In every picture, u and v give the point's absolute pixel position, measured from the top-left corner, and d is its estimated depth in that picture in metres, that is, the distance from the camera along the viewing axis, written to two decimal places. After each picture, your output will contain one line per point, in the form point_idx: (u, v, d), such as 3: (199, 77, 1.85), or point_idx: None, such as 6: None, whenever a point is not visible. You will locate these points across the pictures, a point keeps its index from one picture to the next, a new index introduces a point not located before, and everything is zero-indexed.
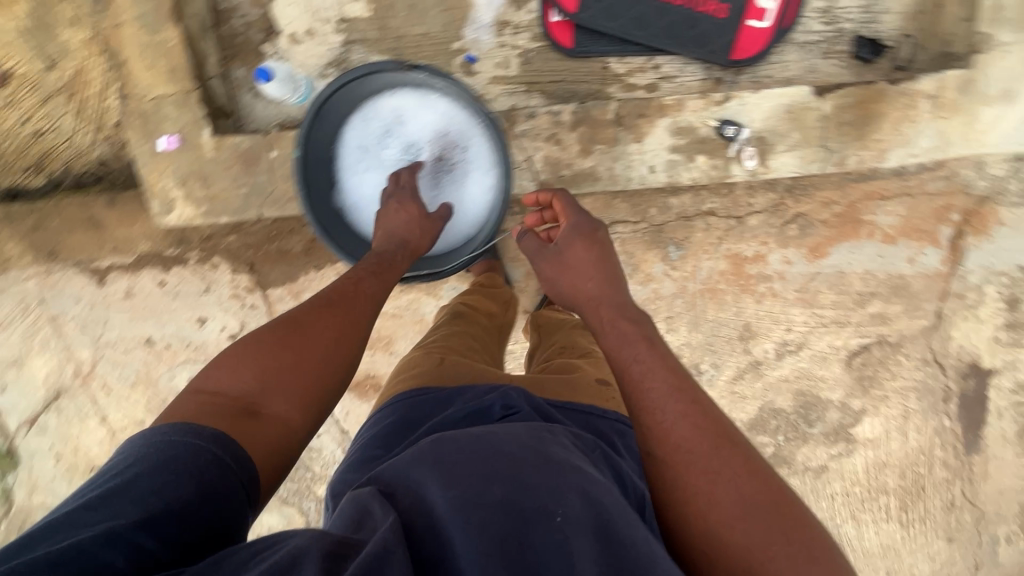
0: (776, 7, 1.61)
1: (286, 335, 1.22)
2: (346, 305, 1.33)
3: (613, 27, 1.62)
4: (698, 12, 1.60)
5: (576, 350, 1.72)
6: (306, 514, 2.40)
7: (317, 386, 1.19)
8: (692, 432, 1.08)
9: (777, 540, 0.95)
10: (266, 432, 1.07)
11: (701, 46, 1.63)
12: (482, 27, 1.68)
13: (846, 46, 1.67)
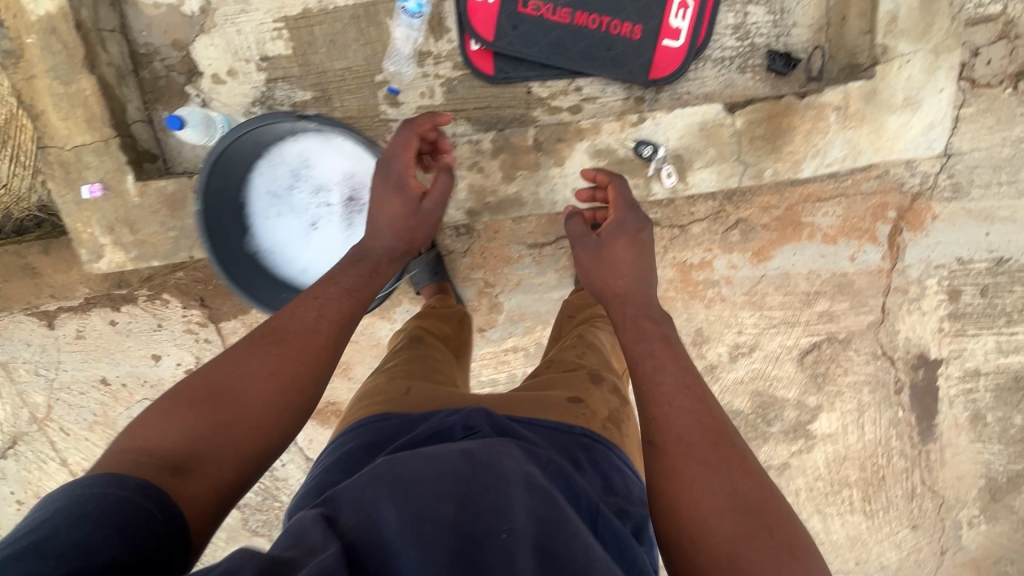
0: (688, 26, 1.65)
1: (219, 382, 1.19)
2: (290, 336, 1.29)
3: (532, 53, 1.66)
4: (613, 34, 1.64)
5: (553, 365, 1.62)
6: None
7: (252, 430, 1.15)
8: (694, 430, 1.11)
9: (758, 545, 0.95)
10: (196, 483, 1.04)
11: (619, 67, 1.67)
12: (402, 57, 1.70)
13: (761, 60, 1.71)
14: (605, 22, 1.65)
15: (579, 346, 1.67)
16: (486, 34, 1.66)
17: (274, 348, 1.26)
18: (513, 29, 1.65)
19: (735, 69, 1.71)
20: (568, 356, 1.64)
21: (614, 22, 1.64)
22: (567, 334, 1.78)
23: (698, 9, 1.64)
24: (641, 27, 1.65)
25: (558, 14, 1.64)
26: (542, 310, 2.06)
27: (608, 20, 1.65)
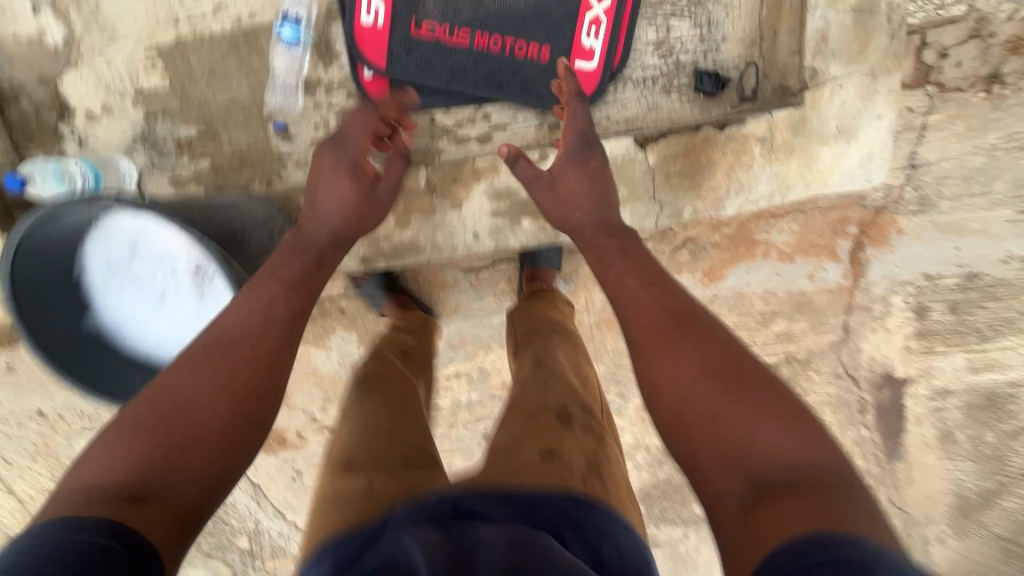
0: (602, 46, 1.54)
1: (169, 399, 1.01)
2: (245, 326, 1.14)
3: (430, 79, 1.55)
4: (519, 57, 1.53)
5: (512, 406, 1.20)
6: (233, 565, 2.38)
7: (217, 438, 1.00)
8: (659, 318, 1.10)
9: (742, 407, 0.94)
10: (159, 505, 0.88)
11: (528, 91, 1.56)
12: (285, 87, 1.58)
13: (688, 79, 1.59)
14: (508, 43, 1.54)
15: (539, 375, 1.26)
16: (376, 61, 1.54)
17: (230, 346, 1.11)
18: (406, 53, 1.54)
19: (659, 90, 1.60)
20: (527, 388, 1.22)
21: (519, 43, 1.53)
22: (523, 358, 1.38)
23: (611, 27, 1.53)
24: (549, 48, 1.54)
25: (456, 36, 1.53)
26: (482, 336, 1.96)
27: (511, 41, 1.54)
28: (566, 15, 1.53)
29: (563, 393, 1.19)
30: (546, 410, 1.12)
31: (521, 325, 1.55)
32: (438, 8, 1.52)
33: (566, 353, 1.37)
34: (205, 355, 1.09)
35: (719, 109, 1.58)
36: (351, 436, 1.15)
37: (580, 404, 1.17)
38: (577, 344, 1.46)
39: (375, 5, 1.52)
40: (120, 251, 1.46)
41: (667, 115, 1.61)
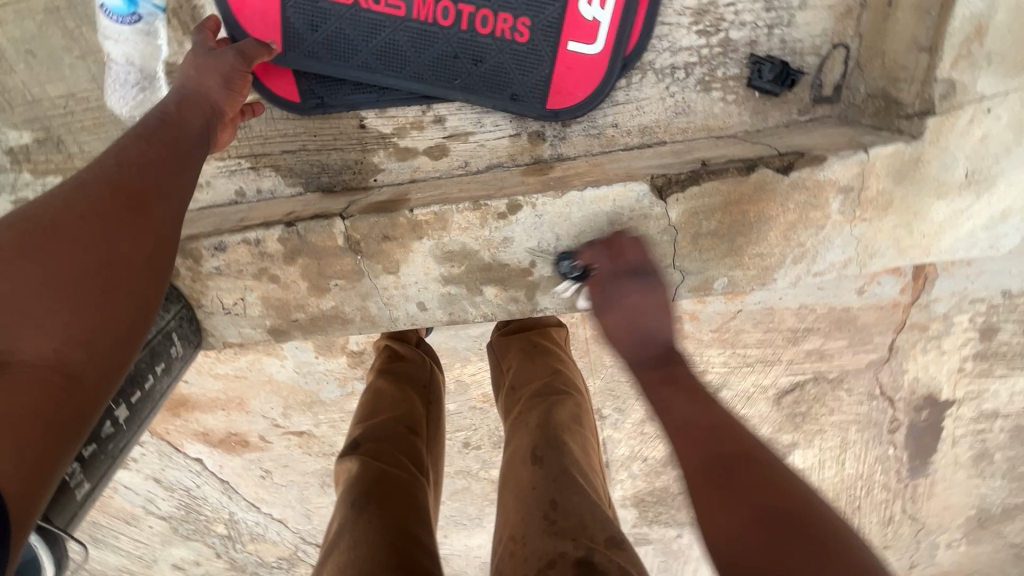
0: (611, 18, 0.82)
1: (32, 222, 0.53)
2: (163, 156, 0.66)
3: (344, 73, 0.87)
4: (473, 34, 0.84)
5: (517, 544, 0.75)
6: (213, 548, 2.25)
7: (110, 305, 0.54)
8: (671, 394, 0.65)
9: (781, 530, 0.47)
10: (9, 395, 0.44)
11: (497, 90, 0.86)
12: (127, 81, 0.88)
13: (783, 48, 0.84)
14: (469, 10, 0.83)
15: (546, 487, 0.81)
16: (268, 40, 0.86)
17: (133, 174, 0.61)
18: (313, 28, 0.85)
19: (710, 75, 0.86)
20: (530, 512, 0.78)
21: (475, 6, 0.83)
22: (517, 444, 0.93)
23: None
24: (531, 19, 0.83)
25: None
26: (457, 349, 1.66)
27: (473, 7, 0.83)
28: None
29: (580, 516, 0.75)
30: (567, 555, 0.69)
31: (513, 382, 1.08)
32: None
33: (576, 438, 0.92)
34: (84, 187, 0.58)
35: (834, 107, 0.85)
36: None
37: (605, 532, 0.73)
38: (586, 413, 1.01)
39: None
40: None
41: (720, 120, 0.88)
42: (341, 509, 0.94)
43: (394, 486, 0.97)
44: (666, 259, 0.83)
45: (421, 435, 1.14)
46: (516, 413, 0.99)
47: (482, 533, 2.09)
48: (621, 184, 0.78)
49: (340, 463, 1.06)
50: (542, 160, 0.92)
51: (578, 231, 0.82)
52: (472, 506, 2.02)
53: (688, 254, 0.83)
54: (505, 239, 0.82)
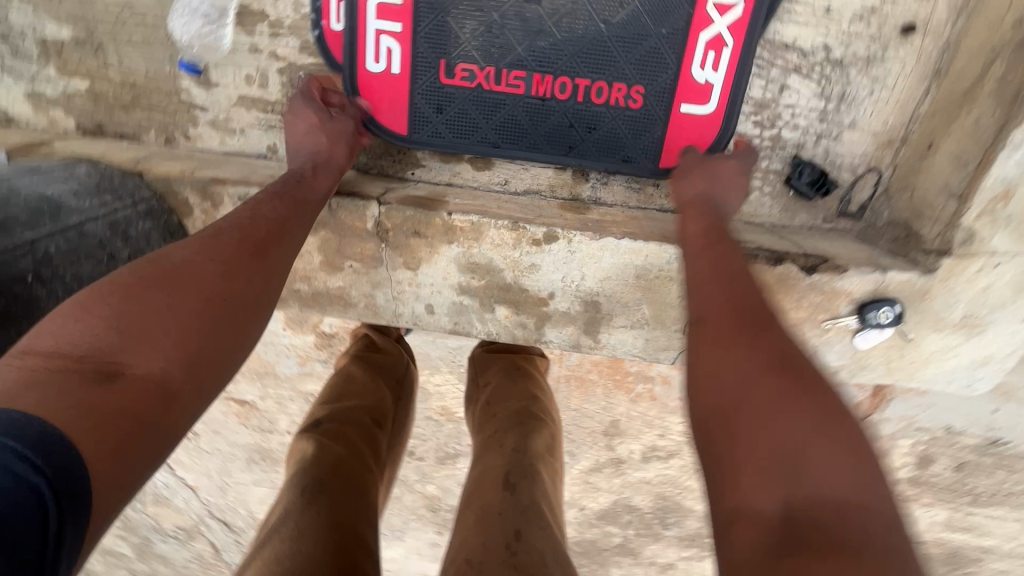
0: (725, 81, 0.83)
1: (168, 262, 0.56)
2: (282, 215, 0.69)
3: (470, 148, 0.90)
4: (590, 98, 0.86)
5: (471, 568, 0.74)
6: None
7: (222, 338, 0.55)
8: (716, 287, 0.62)
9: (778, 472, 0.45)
10: (122, 397, 0.44)
11: (612, 154, 0.89)
12: (196, 10, 0.88)
13: (824, 160, 0.89)
14: (584, 82, 0.85)
15: (513, 515, 0.81)
16: (395, 123, 0.89)
17: (258, 229, 0.65)
18: (438, 110, 0.88)
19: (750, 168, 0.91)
20: (492, 541, 0.77)
21: (594, 77, 0.85)
22: (487, 465, 0.93)
23: (742, 48, 0.81)
24: (645, 86, 0.85)
25: (502, 78, 0.86)
26: (429, 355, 1.63)
27: (589, 80, 0.85)
28: (679, 20, 0.81)
29: (542, 553, 0.75)
30: None
31: (490, 399, 1.09)
32: (476, 25, 0.83)
33: (546, 469, 0.93)
34: (216, 235, 0.62)
35: (850, 224, 0.91)
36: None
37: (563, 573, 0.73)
38: (559, 446, 1.03)
39: (382, 29, 0.84)
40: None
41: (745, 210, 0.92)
42: (291, 488, 0.89)
43: (350, 478, 0.93)
44: (676, 323, 0.85)
45: (383, 428, 1.12)
46: (492, 434, 0.99)
47: (399, 547, 2.01)
48: (650, 243, 0.80)
49: (295, 441, 1.02)
50: (580, 200, 0.93)
51: (603, 277, 0.83)
52: (397, 516, 1.95)
53: None
54: (532, 265, 0.83)
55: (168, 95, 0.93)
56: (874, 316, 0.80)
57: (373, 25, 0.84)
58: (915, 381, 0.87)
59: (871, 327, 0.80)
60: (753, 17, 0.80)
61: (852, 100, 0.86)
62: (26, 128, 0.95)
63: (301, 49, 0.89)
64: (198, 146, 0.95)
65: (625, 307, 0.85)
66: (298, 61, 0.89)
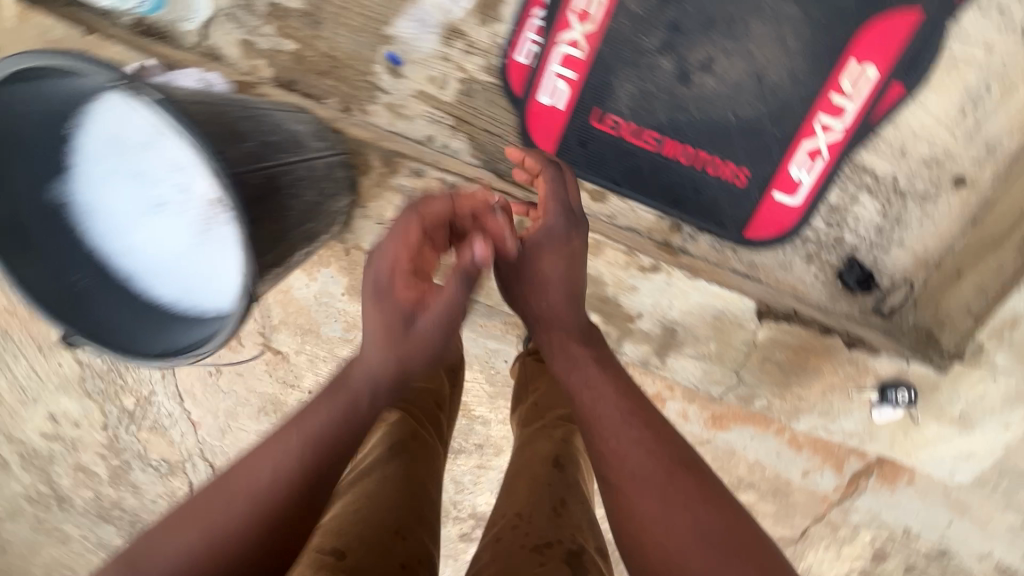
0: (814, 183, 1.04)
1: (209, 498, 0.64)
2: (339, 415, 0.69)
3: (596, 181, 1.11)
4: (705, 169, 1.06)
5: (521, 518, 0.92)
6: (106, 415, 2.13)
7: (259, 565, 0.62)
8: (626, 407, 0.74)
9: None
10: None
11: (708, 216, 1.09)
12: (424, 20, 1.06)
13: (869, 265, 1.10)
14: (703, 155, 1.05)
15: (560, 488, 0.98)
16: (545, 143, 1.10)
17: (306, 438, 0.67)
18: (581, 144, 1.09)
19: (809, 255, 1.11)
20: (541, 503, 0.94)
21: (713, 154, 1.05)
22: (538, 449, 1.09)
23: (833, 162, 1.02)
24: (751, 171, 1.05)
25: (641, 135, 1.06)
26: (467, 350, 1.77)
27: (708, 154, 1.05)
28: (791, 127, 1.01)
29: (580, 522, 0.91)
30: (563, 543, 0.85)
31: (540, 401, 1.22)
32: (634, 89, 1.03)
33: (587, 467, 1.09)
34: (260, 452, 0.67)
35: (877, 323, 1.10)
36: (347, 511, 1.00)
37: (597, 542, 0.89)
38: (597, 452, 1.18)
39: (560, 73, 1.05)
40: (129, 221, 0.77)
41: (795, 288, 1.12)
42: (378, 444, 1.18)
43: (420, 449, 1.20)
44: (732, 362, 1.02)
45: (442, 409, 1.37)
46: (542, 424, 1.15)
47: None
48: (720, 291, 0.98)
49: (379, 411, 1.31)
50: (672, 244, 1.12)
51: (687, 309, 1.00)
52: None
53: (752, 369, 1.02)
54: (633, 286, 1.00)
55: (359, 74, 1.11)
56: (893, 395, 0.98)
57: (554, 69, 1.05)
58: (912, 459, 1.05)
59: (885, 403, 0.98)
60: (848, 141, 1.01)
61: (903, 224, 1.07)
62: (231, 67, 1.12)
63: (484, 69, 1.08)
64: (369, 120, 1.12)
65: (696, 339, 1.02)
66: (478, 77, 1.09)
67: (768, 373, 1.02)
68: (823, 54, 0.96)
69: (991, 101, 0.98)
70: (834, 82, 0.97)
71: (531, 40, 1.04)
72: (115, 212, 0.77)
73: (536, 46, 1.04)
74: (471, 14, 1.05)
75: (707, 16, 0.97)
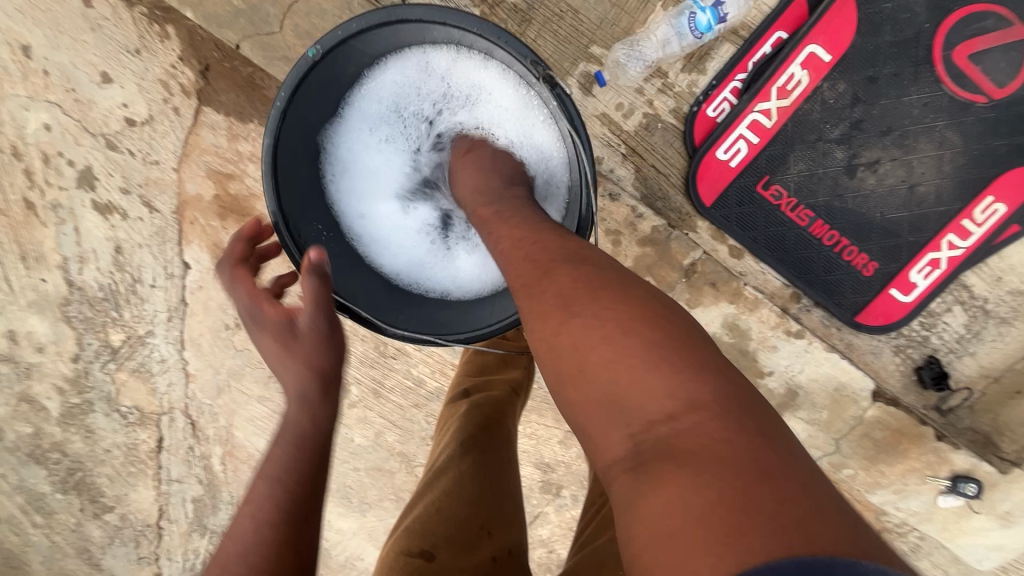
0: (927, 288, 1.16)
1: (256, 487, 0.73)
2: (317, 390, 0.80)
3: (740, 239, 1.17)
4: (841, 255, 1.17)
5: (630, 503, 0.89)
6: (80, 347, 1.65)
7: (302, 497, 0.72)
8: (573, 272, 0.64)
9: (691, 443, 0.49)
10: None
11: (830, 295, 1.19)
12: (642, 57, 1.10)
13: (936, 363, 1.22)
14: (844, 242, 1.16)
15: None
16: (706, 194, 1.16)
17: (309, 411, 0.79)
18: (738, 204, 1.16)
19: (895, 347, 1.22)
20: None
21: (850, 244, 1.16)
22: None
23: (949, 275, 1.15)
24: (878, 265, 1.17)
25: (796, 210, 1.15)
26: None
27: (847, 242, 1.16)
28: (923, 237, 1.14)
29: None
30: None
31: None
32: (803, 168, 1.13)
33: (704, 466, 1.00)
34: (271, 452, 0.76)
35: (933, 414, 1.23)
36: (429, 510, 0.92)
37: None
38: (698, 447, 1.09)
39: (743, 135, 1.12)
40: (382, 186, 1.00)
41: (875, 374, 1.23)
42: (451, 436, 1.06)
43: (499, 431, 1.07)
44: (830, 429, 1.21)
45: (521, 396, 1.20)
46: None
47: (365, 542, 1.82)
48: (844, 364, 1.18)
49: (451, 405, 1.18)
50: (788, 312, 1.21)
51: (815, 377, 1.19)
52: (375, 489, 1.75)
53: (844, 437, 1.21)
54: (775, 347, 1.20)
55: None
56: (961, 486, 1.17)
57: (740, 130, 1.12)
58: (953, 543, 1.23)
59: (955, 492, 1.17)
60: (966, 259, 1.13)
61: (981, 340, 1.20)
62: None
63: (672, 112, 1.14)
64: None
65: (812, 405, 1.21)
66: (663, 117, 1.14)
67: (852, 438, 1.21)
68: (967, 183, 1.10)
69: None
70: (969, 210, 1.11)
71: (726, 100, 1.11)
72: (377, 172, 0.99)
73: (728, 106, 1.12)
74: (679, 60, 1.10)
75: (887, 124, 1.09)
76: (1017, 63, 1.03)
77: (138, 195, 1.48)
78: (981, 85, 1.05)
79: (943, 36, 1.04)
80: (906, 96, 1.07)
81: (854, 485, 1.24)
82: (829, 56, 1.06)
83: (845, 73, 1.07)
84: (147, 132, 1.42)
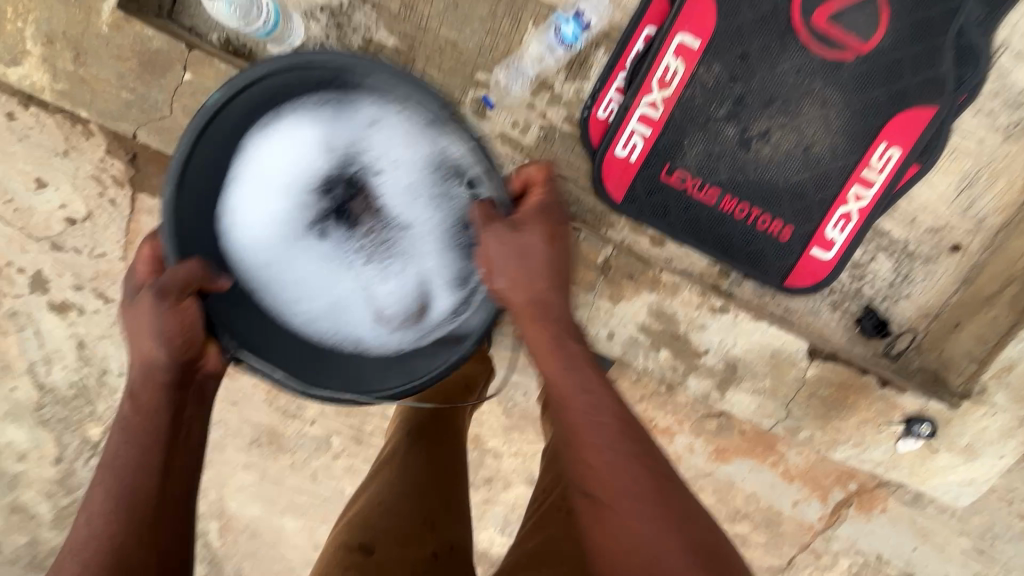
0: (845, 241, 1.18)
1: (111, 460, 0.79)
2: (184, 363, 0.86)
3: (657, 227, 1.20)
4: (759, 227, 1.19)
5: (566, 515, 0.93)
6: (61, 448, 1.66)
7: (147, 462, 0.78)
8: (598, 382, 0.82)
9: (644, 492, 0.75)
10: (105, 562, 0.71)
11: (755, 265, 1.21)
12: (523, 73, 1.15)
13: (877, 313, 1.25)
14: (756, 212, 1.19)
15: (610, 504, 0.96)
16: (615, 191, 1.19)
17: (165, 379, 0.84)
18: (647, 194, 1.19)
19: (831, 304, 1.24)
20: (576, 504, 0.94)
21: (762, 212, 1.19)
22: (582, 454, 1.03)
23: (863, 226, 1.17)
24: (794, 228, 1.19)
25: (703, 190, 1.18)
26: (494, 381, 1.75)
27: (759, 212, 1.19)
28: (830, 193, 1.17)
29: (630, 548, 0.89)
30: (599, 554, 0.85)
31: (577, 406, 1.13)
32: (700, 149, 1.17)
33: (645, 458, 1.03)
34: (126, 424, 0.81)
35: (884, 360, 1.25)
36: (373, 504, 0.94)
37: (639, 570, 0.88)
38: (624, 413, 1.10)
39: (636, 129, 1.16)
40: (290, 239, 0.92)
41: (817, 333, 1.26)
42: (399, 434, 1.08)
43: (450, 433, 1.09)
44: (783, 395, 1.22)
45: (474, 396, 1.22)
46: None
47: None
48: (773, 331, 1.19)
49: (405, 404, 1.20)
50: (720, 288, 1.25)
51: (748, 346, 1.20)
52: None
53: (799, 399, 1.22)
54: (702, 324, 1.20)
55: None
56: (916, 427, 1.19)
57: (632, 125, 1.16)
58: (926, 485, 1.24)
59: (908, 436, 1.19)
60: (874, 208, 1.16)
61: (911, 281, 1.23)
62: None
63: (567, 119, 1.18)
64: None
65: (755, 374, 1.22)
66: (558, 126, 1.18)
67: (808, 400, 1.22)
68: (857, 136, 1.14)
69: (980, 185, 1.18)
70: (866, 158, 1.15)
71: (613, 99, 1.16)
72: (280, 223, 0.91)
73: (617, 105, 1.16)
74: (560, 71, 1.15)
75: (768, 95, 1.13)
76: (875, 16, 1.09)
77: (91, 289, 1.50)
78: (847, 42, 1.10)
79: (799, 4, 1.09)
80: (779, 65, 1.12)
81: (819, 445, 1.25)
82: (697, 42, 1.11)
83: (717, 54, 1.12)
84: (88, 228, 1.44)
